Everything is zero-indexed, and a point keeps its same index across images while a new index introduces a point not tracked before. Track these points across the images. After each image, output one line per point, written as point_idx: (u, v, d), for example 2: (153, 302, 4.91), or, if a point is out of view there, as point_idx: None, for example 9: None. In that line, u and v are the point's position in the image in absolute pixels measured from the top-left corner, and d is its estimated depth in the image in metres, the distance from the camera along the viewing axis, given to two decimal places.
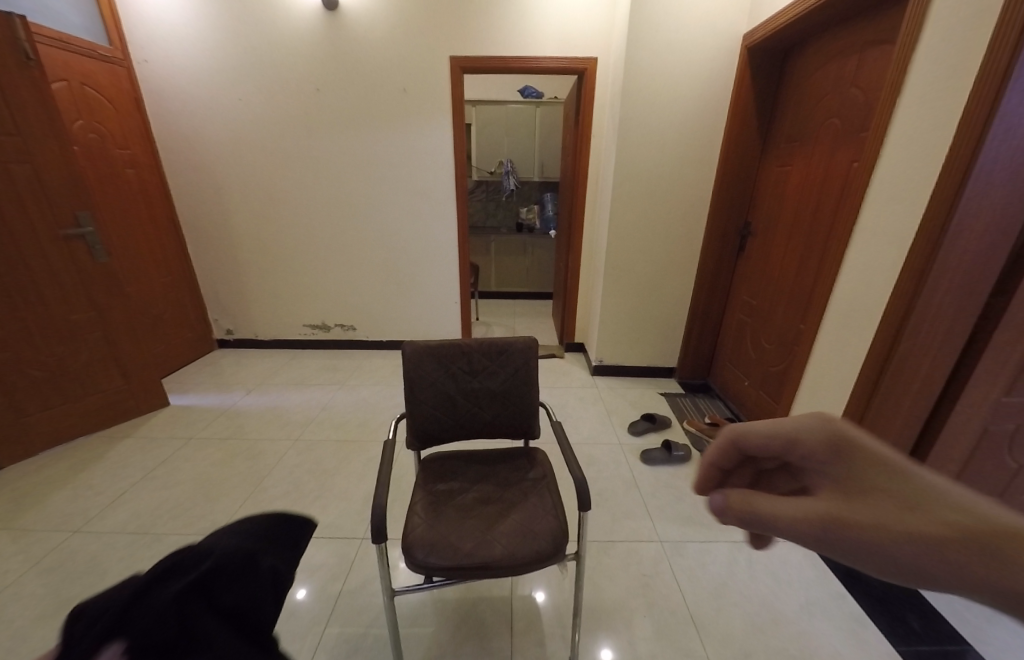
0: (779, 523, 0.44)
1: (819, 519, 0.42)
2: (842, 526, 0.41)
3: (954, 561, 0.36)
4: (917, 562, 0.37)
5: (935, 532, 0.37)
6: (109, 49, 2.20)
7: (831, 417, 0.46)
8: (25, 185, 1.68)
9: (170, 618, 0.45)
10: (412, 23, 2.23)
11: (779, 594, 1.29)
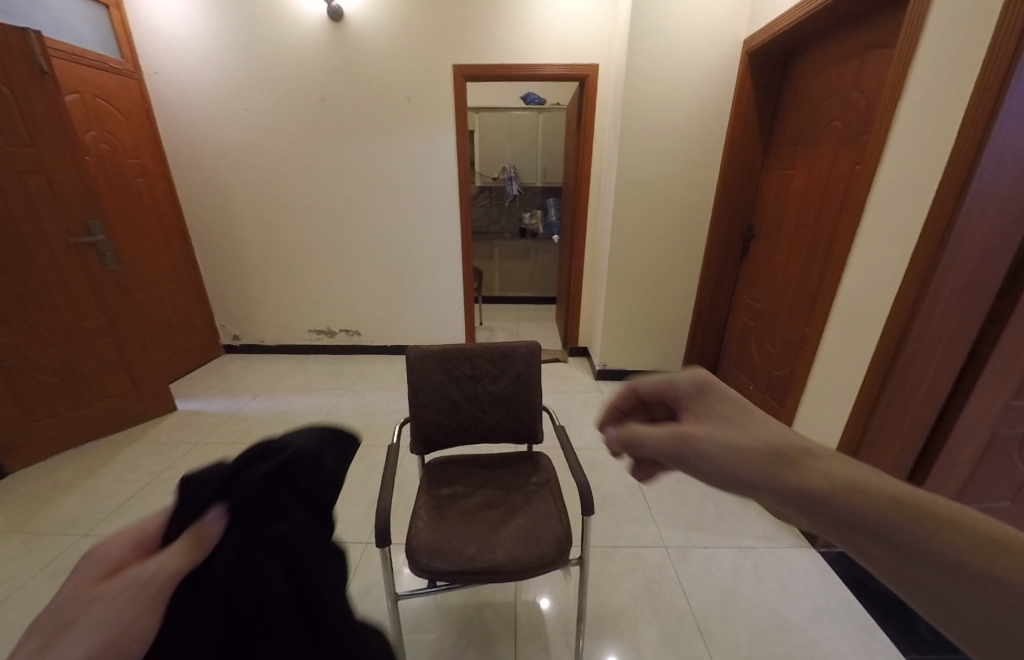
0: (645, 441, 0.57)
1: (670, 438, 0.56)
2: (685, 439, 0.54)
3: (755, 468, 0.48)
4: (734, 466, 0.50)
5: (742, 445, 0.50)
6: (120, 61, 2.25)
7: (700, 376, 0.62)
8: (39, 195, 1.72)
9: (261, 488, 0.49)
10: (416, 33, 2.26)
11: (786, 601, 1.27)
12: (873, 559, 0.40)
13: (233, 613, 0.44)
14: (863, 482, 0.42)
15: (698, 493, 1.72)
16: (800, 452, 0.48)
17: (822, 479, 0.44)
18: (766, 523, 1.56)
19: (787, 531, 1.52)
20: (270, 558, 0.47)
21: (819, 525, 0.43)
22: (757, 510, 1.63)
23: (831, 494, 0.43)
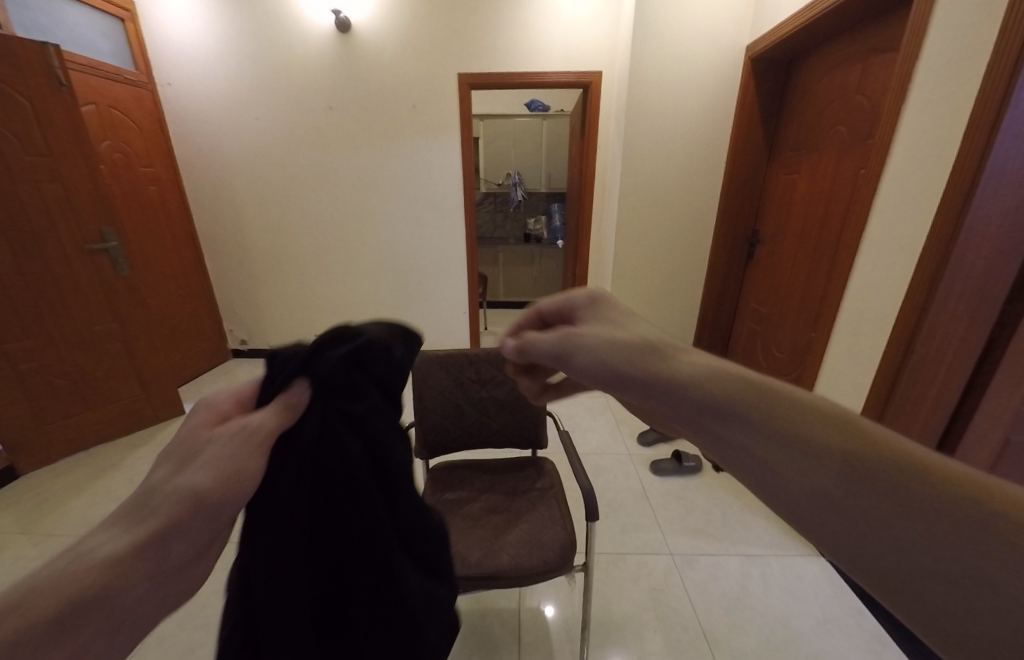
0: (536, 345, 0.55)
1: (557, 342, 0.53)
2: (570, 340, 0.52)
3: (632, 358, 0.46)
4: (617, 358, 0.47)
5: (623, 344, 0.48)
6: (135, 73, 2.31)
7: (597, 289, 0.57)
8: (55, 204, 1.76)
9: (338, 369, 0.47)
10: (422, 43, 2.30)
11: (795, 611, 1.25)
12: (769, 484, 0.35)
13: (319, 479, 0.47)
14: (758, 389, 0.38)
15: (704, 500, 1.70)
16: (686, 352, 0.45)
17: (704, 378, 0.40)
18: (774, 530, 1.54)
19: (795, 539, 1.49)
20: (351, 434, 0.48)
21: (682, 412, 0.41)
22: (764, 517, 1.61)
23: (716, 402, 0.38)
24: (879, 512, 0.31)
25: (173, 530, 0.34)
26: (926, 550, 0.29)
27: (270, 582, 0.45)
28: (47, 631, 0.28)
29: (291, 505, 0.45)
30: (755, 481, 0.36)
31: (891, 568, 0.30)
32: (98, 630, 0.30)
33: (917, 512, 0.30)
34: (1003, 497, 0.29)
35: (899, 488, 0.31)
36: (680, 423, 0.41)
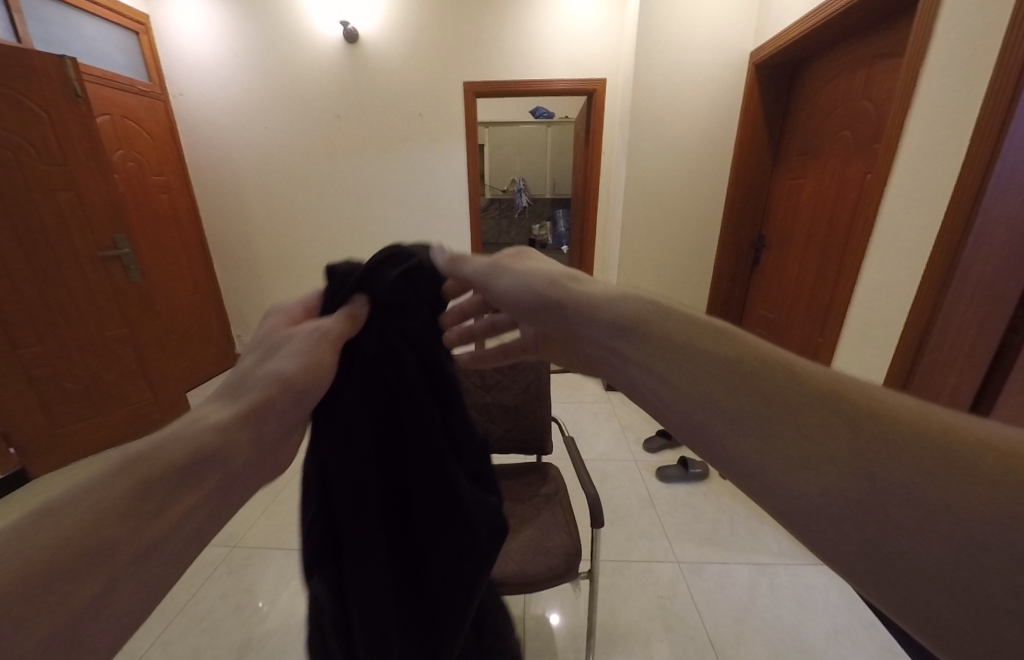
0: (471, 263, 0.58)
1: (486, 269, 0.57)
2: (502, 268, 0.57)
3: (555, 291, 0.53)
4: (540, 289, 0.54)
5: (551, 278, 0.54)
6: (148, 84, 2.37)
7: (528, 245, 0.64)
8: (70, 212, 1.80)
9: (395, 290, 0.55)
10: (428, 52, 2.33)
11: (804, 621, 1.23)
12: (744, 447, 0.35)
13: (380, 385, 0.55)
14: (704, 329, 0.42)
15: (712, 507, 1.68)
16: (605, 287, 0.51)
17: (632, 312, 0.46)
18: (783, 539, 1.52)
19: (804, 548, 1.47)
20: (406, 349, 0.56)
21: (592, 330, 0.48)
22: (773, 525, 1.58)
23: (667, 343, 0.42)
24: (863, 482, 0.30)
25: (260, 409, 0.46)
26: (916, 524, 0.29)
27: (346, 473, 0.53)
28: (171, 479, 0.38)
29: (359, 405, 0.54)
30: (719, 433, 0.37)
31: (871, 543, 0.30)
32: (196, 495, 0.39)
33: (902, 480, 0.30)
34: (988, 454, 0.30)
35: (881, 451, 0.31)
36: (598, 345, 0.48)
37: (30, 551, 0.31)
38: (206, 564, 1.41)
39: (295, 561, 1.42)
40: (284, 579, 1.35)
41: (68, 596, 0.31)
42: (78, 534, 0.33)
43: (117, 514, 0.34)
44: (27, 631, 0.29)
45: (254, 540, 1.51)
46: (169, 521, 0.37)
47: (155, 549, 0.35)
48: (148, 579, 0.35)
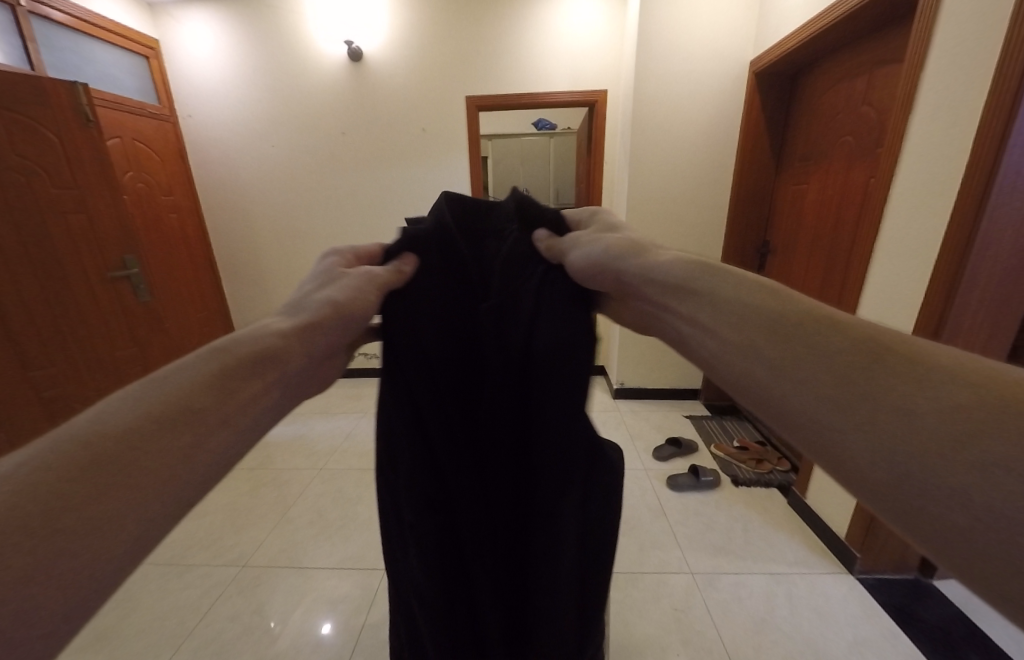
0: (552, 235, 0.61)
1: (564, 242, 0.58)
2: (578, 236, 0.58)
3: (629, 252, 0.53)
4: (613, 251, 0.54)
5: (621, 243, 0.55)
6: (158, 107, 2.41)
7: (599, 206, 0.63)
8: (80, 232, 1.82)
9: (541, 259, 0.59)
10: (432, 70, 2.37)
11: (823, 633, 1.20)
12: (794, 402, 0.36)
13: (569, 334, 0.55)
14: (756, 286, 0.43)
15: (725, 516, 1.66)
16: (665, 252, 0.53)
17: (685, 274, 0.48)
18: (799, 547, 1.49)
19: (821, 556, 1.45)
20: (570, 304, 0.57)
21: (655, 291, 0.50)
22: (787, 533, 1.56)
23: (721, 303, 0.43)
24: (899, 428, 0.31)
25: (317, 325, 0.50)
26: (969, 479, 0.28)
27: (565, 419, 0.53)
28: (245, 367, 0.42)
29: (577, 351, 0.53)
30: (751, 374, 0.39)
31: (915, 494, 0.30)
32: (260, 380, 0.43)
33: (940, 427, 0.29)
34: None
35: (938, 406, 0.30)
36: (651, 302, 0.51)
37: (140, 411, 0.36)
38: (216, 584, 1.40)
39: (305, 580, 1.40)
40: (294, 599, 1.34)
41: (166, 446, 0.35)
42: (175, 400, 0.37)
43: (203, 388, 0.39)
44: (136, 471, 0.33)
45: (265, 559, 1.50)
46: (241, 400, 0.41)
47: (216, 435, 0.38)
48: (220, 448, 0.38)
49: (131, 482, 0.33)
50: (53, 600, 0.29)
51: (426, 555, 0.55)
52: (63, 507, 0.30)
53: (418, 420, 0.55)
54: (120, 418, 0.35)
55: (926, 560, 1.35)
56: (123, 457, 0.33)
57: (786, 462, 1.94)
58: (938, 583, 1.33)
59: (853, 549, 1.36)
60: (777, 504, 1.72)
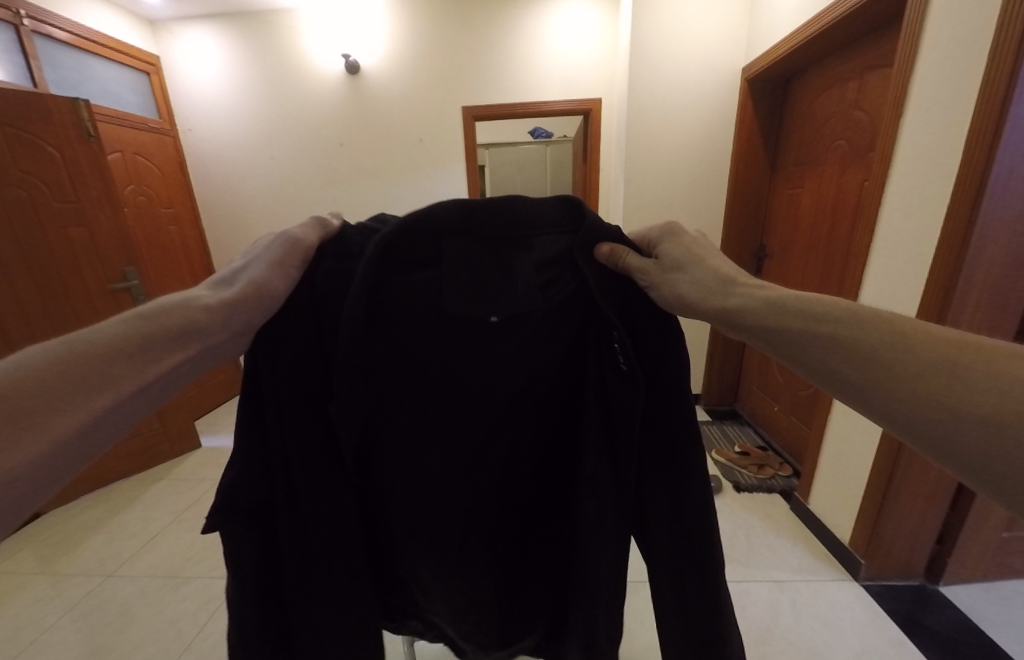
0: (627, 258, 0.55)
1: (645, 272, 0.55)
2: (658, 268, 0.55)
3: (717, 289, 0.53)
4: (704, 290, 0.53)
5: (708, 277, 0.54)
6: (159, 121, 2.45)
7: (674, 220, 0.60)
8: (81, 244, 1.84)
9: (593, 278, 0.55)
10: (427, 81, 2.40)
11: (830, 642, 1.18)
12: (953, 421, 0.40)
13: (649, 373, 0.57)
14: (854, 312, 0.46)
15: (727, 523, 1.65)
16: (755, 286, 0.52)
17: (771, 310, 0.50)
18: (802, 553, 1.48)
19: (825, 563, 1.43)
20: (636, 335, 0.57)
21: (750, 331, 0.51)
22: (790, 540, 1.54)
23: (835, 338, 0.46)
24: None
25: (239, 299, 0.48)
26: None
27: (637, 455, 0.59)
28: (165, 336, 0.44)
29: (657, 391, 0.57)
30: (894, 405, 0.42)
31: None
32: (179, 349, 0.44)
33: None
34: None
35: None
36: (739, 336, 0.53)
37: (58, 368, 0.38)
38: (214, 597, 1.39)
39: None
40: None
41: (78, 404, 0.38)
42: (96, 361, 0.40)
43: (124, 352, 0.41)
44: (46, 424, 0.37)
45: None
46: (160, 367, 0.43)
47: (125, 401, 0.41)
48: (133, 412, 0.42)
49: (37, 432, 0.36)
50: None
51: (310, 547, 0.53)
52: None
53: (302, 411, 0.51)
54: (34, 373, 0.38)
55: (963, 486, 1.22)
56: (35, 411, 0.36)
57: (788, 467, 1.92)
58: (944, 587, 1.31)
59: (857, 556, 1.34)
60: (780, 510, 1.70)
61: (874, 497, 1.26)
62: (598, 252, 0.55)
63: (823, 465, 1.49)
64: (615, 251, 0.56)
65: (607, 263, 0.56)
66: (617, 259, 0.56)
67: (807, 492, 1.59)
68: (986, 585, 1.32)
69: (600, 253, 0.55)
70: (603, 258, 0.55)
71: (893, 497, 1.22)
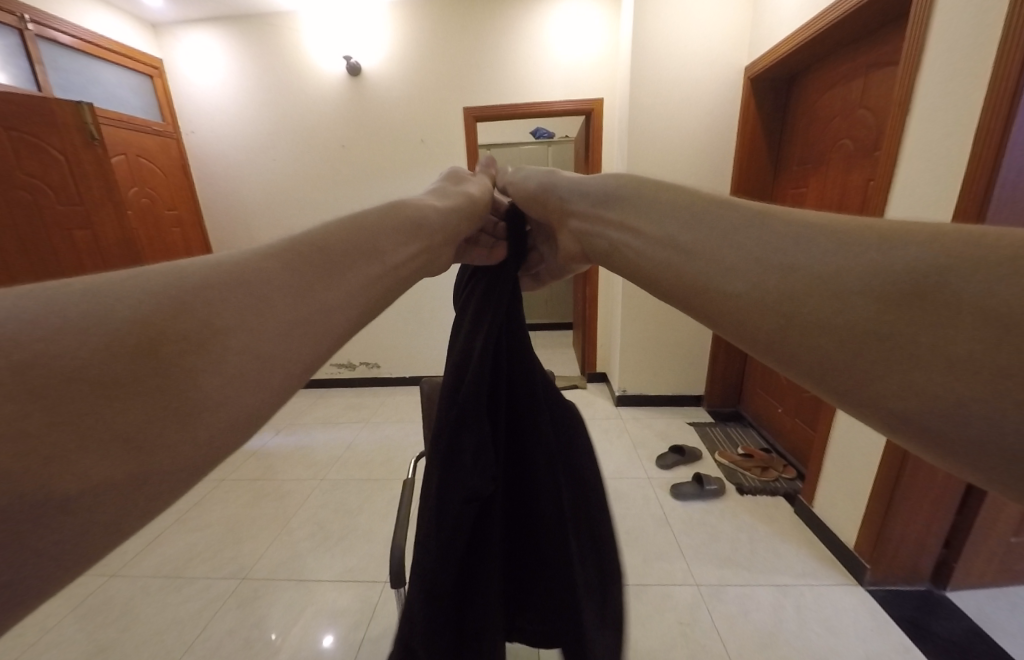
0: (523, 187, 0.59)
1: (541, 186, 0.56)
2: (547, 181, 0.55)
3: (585, 186, 0.49)
4: (578, 188, 0.50)
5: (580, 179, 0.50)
6: (162, 124, 2.47)
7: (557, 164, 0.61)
8: (83, 247, 1.85)
9: None
10: (428, 82, 2.41)
11: (836, 648, 1.16)
12: None
13: None
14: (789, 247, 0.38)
15: (730, 526, 1.63)
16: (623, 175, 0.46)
17: (618, 182, 0.45)
18: (806, 557, 1.46)
19: (830, 566, 1.41)
20: None
21: (593, 220, 0.46)
22: (795, 544, 1.52)
23: (650, 205, 0.41)
24: None
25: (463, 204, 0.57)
26: None
27: None
28: (408, 224, 0.46)
29: None
30: None
31: None
32: (401, 222, 0.46)
33: None
34: None
35: None
36: (589, 223, 0.46)
37: (243, 273, 0.31)
38: (216, 597, 1.39)
39: (306, 593, 1.39)
40: (294, 612, 1.33)
41: (290, 311, 0.32)
42: (280, 264, 0.33)
43: (386, 235, 0.43)
44: (335, 286, 0.36)
45: (265, 572, 1.49)
46: (400, 254, 0.44)
47: (376, 280, 0.40)
48: (377, 296, 0.40)
49: (210, 364, 0.27)
50: (213, 399, 0.27)
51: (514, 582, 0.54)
52: (270, 295, 0.31)
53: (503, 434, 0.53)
54: (330, 243, 0.38)
55: (971, 487, 1.20)
56: (328, 263, 0.37)
57: (792, 469, 1.91)
58: (951, 593, 1.29)
59: (863, 560, 1.32)
60: (783, 512, 1.69)
61: (881, 499, 1.24)
62: (519, 186, 0.60)
63: (827, 468, 1.48)
64: (524, 185, 0.59)
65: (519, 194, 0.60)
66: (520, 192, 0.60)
67: (811, 495, 1.57)
68: (995, 590, 1.30)
69: (520, 186, 0.60)
70: (520, 190, 0.60)
71: (900, 499, 1.20)
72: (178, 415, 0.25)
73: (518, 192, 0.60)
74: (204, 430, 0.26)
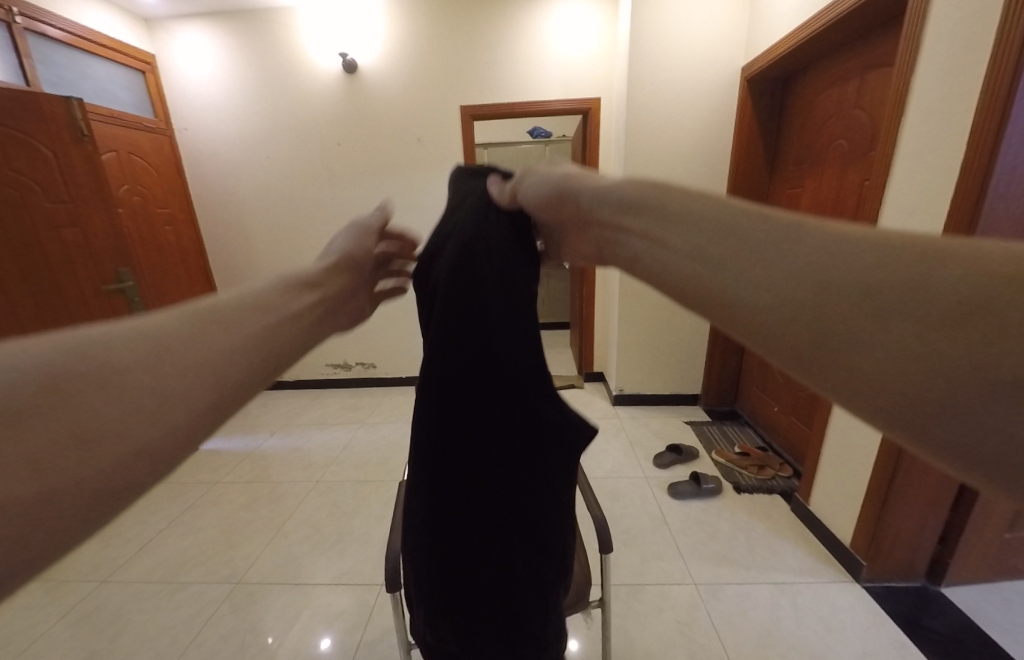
0: (531, 190, 0.56)
1: (557, 188, 0.53)
2: (560, 187, 0.53)
3: (604, 191, 0.47)
4: (597, 193, 0.48)
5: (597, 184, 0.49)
6: (153, 120, 2.43)
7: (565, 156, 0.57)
8: (71, 243, 1.80)
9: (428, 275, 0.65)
10: (426, 80, 2.39)
11: (831, 644, 1.17)
12: None
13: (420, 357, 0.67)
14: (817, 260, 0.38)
15: (727, 525, 1.64)
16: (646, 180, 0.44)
17: (648, 191, 0.43)
18: (802, 554, 1.47)
19: (826, 564, 1.42)
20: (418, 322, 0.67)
21: (615, 223, 0.45)
22: (791, 542, 1.53)
23: (682, 214, 0.39)
24: None
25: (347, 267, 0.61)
26: None
27: None
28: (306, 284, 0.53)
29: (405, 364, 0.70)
30: None
31: None
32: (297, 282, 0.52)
33: None
34: None
35: None
36: (611, 229, 0.46)
37: (146, 320, 0.37)
38: (211, 602, 1.37)
39: (303, 596, 1.37)
40: (290, 616, 1.31)
41: (185, 356, 0.37)
42: (182, 314, 0.39)
43: (284, 291, 0.49)
44: (233, 333, 0.41)
45: (259, 575, 1.47)
46: (303, 306, 0.50)
47: (279, 328, 0.45)
48: (282, 342, 0.45)
49: (107, 393, 0.32)
50: (110, 427, 0.32)
51: None
52: (170, 339, 0.37)
53: None
54: (232, 299, 0.44)
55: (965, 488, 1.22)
56: (230, 314, 0.42)
57: (788, 468, 1.92)
58: (945, 589, 1.31)
59: (859, 557, 1.33)
60: (780, 511, 1.70)
61: (877, 496, 1.25)
62: (526, 187, 0.57)
63: (823, 466, 1.49)
64: (535, 185, 0.56)
65: (526, 197, 0.57)
66: (528, 196, 0.57)
67: (808, 493, 1.58)
68: (988, 586, 1.32)
69: (528, 188, 0.57)
70: (528, 191, 0.57)
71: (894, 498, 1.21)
72: (77, 440, 0.30)
73: (526, 195, 0.58)
74: (100, 454, 0.31)
